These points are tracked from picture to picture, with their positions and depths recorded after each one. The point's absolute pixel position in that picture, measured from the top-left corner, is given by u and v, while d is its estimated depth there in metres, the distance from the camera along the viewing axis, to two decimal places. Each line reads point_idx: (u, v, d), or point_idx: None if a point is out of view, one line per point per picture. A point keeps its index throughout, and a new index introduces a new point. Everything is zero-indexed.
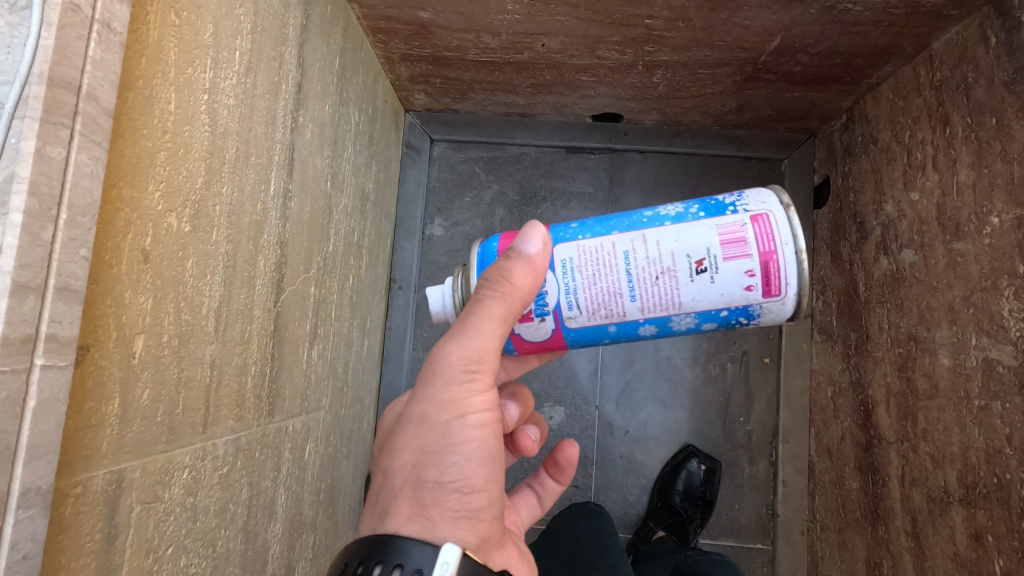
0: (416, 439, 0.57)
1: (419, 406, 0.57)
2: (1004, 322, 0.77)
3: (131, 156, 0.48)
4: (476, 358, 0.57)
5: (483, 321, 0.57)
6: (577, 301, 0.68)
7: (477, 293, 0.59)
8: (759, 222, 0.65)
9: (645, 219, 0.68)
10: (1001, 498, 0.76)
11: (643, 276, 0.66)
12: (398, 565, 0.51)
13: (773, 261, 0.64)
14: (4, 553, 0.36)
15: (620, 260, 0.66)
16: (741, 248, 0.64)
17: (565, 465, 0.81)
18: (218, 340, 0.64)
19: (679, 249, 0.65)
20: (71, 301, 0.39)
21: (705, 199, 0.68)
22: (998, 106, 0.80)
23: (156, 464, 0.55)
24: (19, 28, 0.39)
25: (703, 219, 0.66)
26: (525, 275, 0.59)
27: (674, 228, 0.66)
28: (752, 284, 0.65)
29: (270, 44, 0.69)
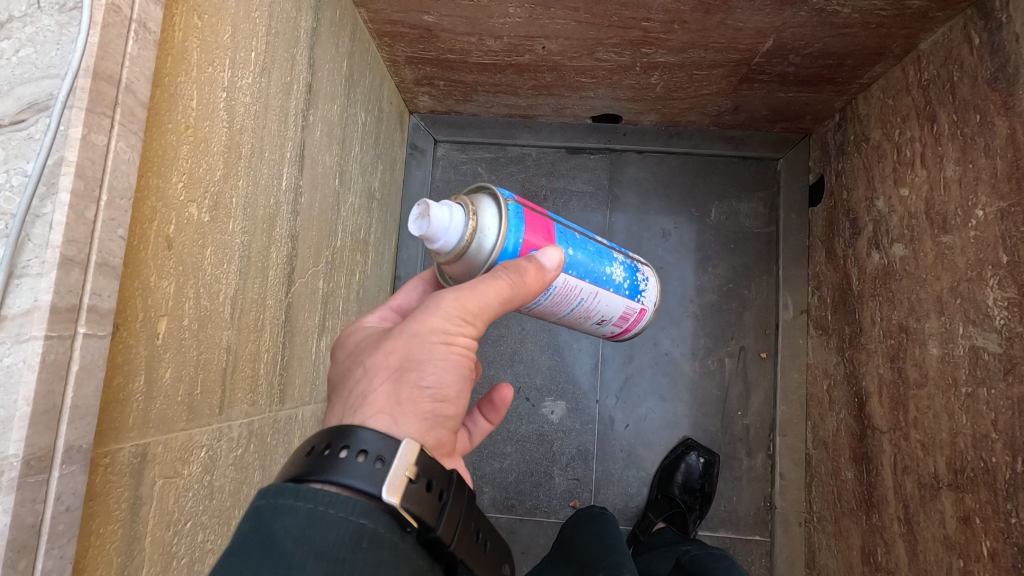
0: (399, 346, 0.54)
1: (412, 322, 0.55)
2: (989, 311, 0.80)
3: (158, 149, 0.51)
4: (477, 307, 0.56)
5: (494, 288, 0.58)
6: (532, 307, 0.75)
7: (497, 266, 0.60)
8: (640, 312, 0.88)
9: (604, 278, 0.79)
10: (988, 481, 0.78)
11: (572, 316, 0.80)
12: (362, 452, 0.47)
13: (625, 332, 0.90)
14: (50, 504, 0.40)
15: (575, 303, 0.77)
16: (621, 323, 0.87)
17: (496, 404, 0.75)
18: (234, 326, 0.67)
19: (602, 310, 0.82)
20: (110, 277, 0.44)
21: (634, 277, 0.85)
22: (982, 103, 0.83)
23: (177, 442, 0.58)
24: (68, 27, 0.44)
25: (624, 298, 0.84)
26: (536, 278, 0.62)
27: (611, 294, 0.81)
28: (604, 335, 0.90)
29: (283, 45, 0.72)
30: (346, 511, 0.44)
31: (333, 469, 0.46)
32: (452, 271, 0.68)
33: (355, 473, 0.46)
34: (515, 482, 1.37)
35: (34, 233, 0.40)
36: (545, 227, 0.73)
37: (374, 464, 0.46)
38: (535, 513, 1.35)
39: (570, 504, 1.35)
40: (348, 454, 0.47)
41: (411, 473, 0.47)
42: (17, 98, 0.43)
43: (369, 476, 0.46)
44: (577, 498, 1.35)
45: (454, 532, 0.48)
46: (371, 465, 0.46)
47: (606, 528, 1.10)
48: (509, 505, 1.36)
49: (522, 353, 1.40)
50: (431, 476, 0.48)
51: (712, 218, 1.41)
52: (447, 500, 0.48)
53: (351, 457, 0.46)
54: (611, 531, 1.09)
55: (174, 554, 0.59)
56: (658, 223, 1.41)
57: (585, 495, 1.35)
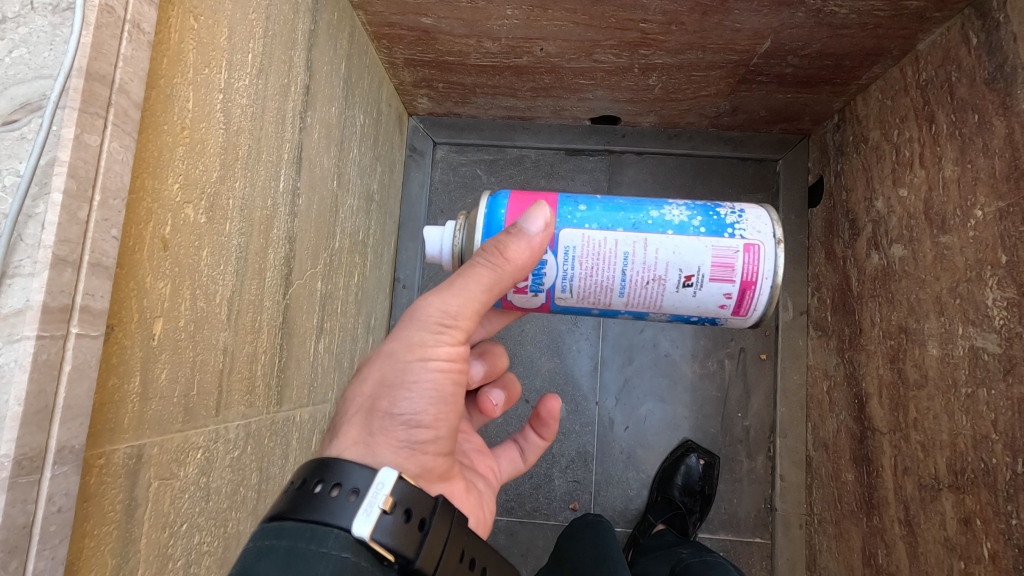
0: (379, 370, 0.58)
1: (390, 343, 0.59)
2: (989, 311, 0.79)
3: (153, 150, 0.51)
4: (452, 312, 0.59)
5: (469, 283, 0.59)
6: (571, 285, 0.73)
7: (471, 258, 0.61)
8: (751, 250, 0.71)
9: (651, 221, 0.72)
10: (988, 482, 0.78)
11: (636, 279, 0.72)
12: (336, 485, 0.49)
13: (751, 288, 0.72)
14: (41, 504, 0.40)
15: (619, 259, 0.71)
16: (728, 272, 0.71)
17: (547, 418, 0.83)
18: (231, 328, 0.67)
19: (674, 260, 0.71)
20: (103, 277, 0.43)
21: (709, 214, 0.73)
22: (980, 103, 0.83)
23: (173, 443, 0.58)
24: (61, 28, 0.44)
25: (703, 235, 0.71)
26: (520, 252, 0.62)
27: (675, 238, 0.71)
28: (726, 304, 0.73)
29: (280, 47, 0.72)
30: (326, 545, 0.46)
31: (307, 506, 0.48)
32: None
33: (331, 507, 0.48)
34: (514, 485, 1.37)
35: (27, 233, 0.41)
36: (549, 198, 0.74)
37: (349, 496, 0.48)
38: (534, 515, 1.35)
39: (569, 506, 1.35)
40: (322, 488, 0.49)
41: (386, 504, 0.48)
42: (10, 98, 0.43)
43: (345, 509, 0.48)
44: (577, 500, 1.35)
45: (438, 557, 0.49)
46: (346, 498, 0.49)
47: (600, 536, 1.11)
48: (509, 508, 1.36)
49: (522, 355, 1.40)
50: (409, 504, 0.50)
51: None
52: (428, 529, 0.49)
53: (326, 492, 0.49)
54: (608, 539, 1.10)
55: (169, 556, 0.59)
56: None
57: (585, 497, 1.35)
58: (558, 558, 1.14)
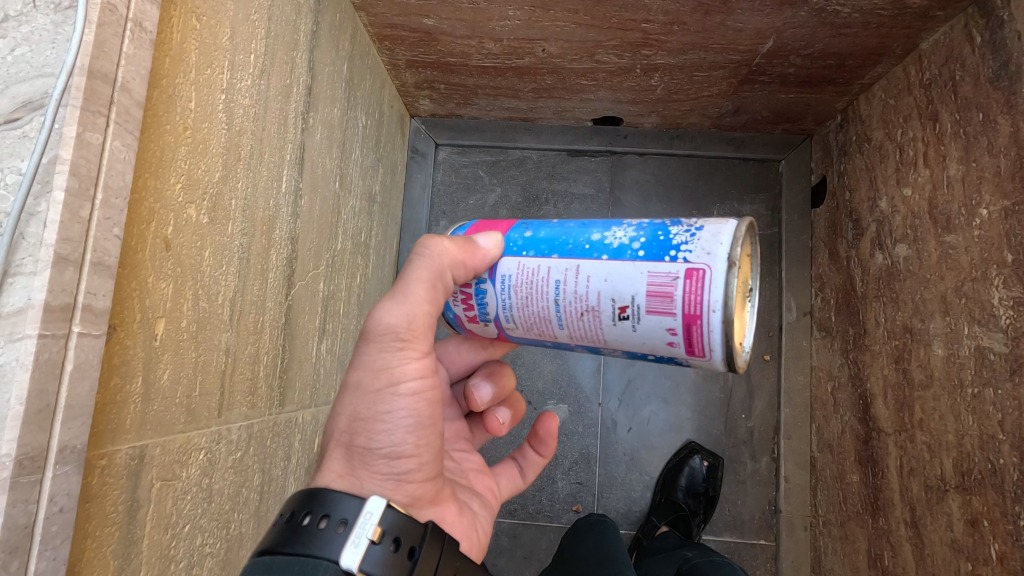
0: (350, 403, 0.57)
1: (354, 374, 0.58)
2: (994, 310, 0.79)
3: (155, 150, 0.51)
4: (408, 325, 0.57)
5: (412, 287, 0.57)
6: (511, 315, 0.65)
7: (408, 261, 0.59)
8: (693, 277, 0.56)
9: (587, 245, 0.61)
10: (995, 483, 0.77)
11: (569, 309, 0.61)
12: (325, 516, 0.50)
13: (697, 323, 0.56)
14: (43, 505, 0.40)
15: (549, 288, 0.61)
16: (666, 304, 0.57)
17: (545, 436, 0.83)
18: (233, 329, 0.66)
19: (606, 288, 0.59)
20: (105, 276, 0.43)
21: (656, 233, 0.59)
22: (985, 102, 0.83)
23: (175, 444, 0.58)
24: (63, 26, 0.44)
25: (640, 260, 0.58)
26: (455, 246, 0.60)
27: (609, 264, 0.59)
28: (674, 341, 0.58)
29: (283, 48, 0.72)
30: None
31: (297, 539, 0.48)
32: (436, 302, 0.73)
33: (321, 539, 0.48)
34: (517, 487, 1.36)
35: (29, 232, 0.41)
36: (502, 224, 0.67)
37: (337, 527, 0.49)
38: (537, 518, 1.35)
39: (572, 509, 1.34)
40: (311, 520, 0.49)
41: (375, 535, 0.49)
42: (12, 97, 0.43)
43: (335, 541, 0.48)
44: (580, 502, 1.34)
45: None
46: (335, 528, 0.49)
47: (602, 536, 1.10)
48: (512, 510, 1.35)
49: (524, 357, 1.39)
50: (398, 532, 0.50)
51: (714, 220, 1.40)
52: (418, 557, 0.50)
53: (314, 523, 0.49)
54: (613, 539, 1.09)
55: (171, 558, 0.58)
56: None
57: (588, 499, 1.34)
58: (561, 560, 1.13)
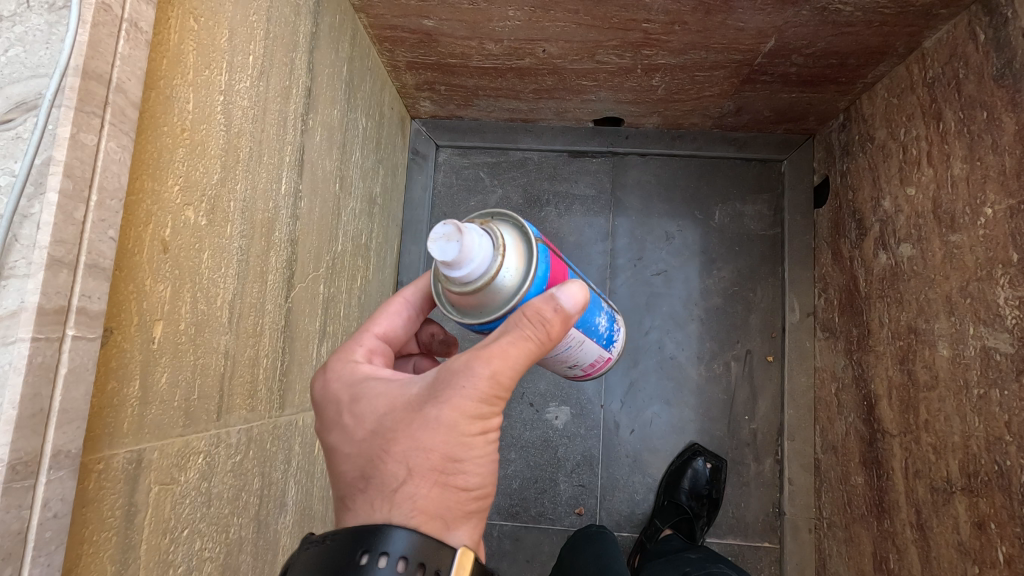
0: (441, 441, 0.50)
1: (445, 412, 0.50)
2: (1000, 310, 0.78)
3: (152, 151, 0.51)
4: (507, 382, 0.52)
5: (523, 354, 0.52)
6: None
7: (521, 322, 0.53)
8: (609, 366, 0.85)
9: (593, 328, 0.75)
10: (1002, 485, 0.76)
11: (556, 360, 0.75)
12: (420, 565, 0.46)
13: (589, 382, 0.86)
14: (36, 510, 0.39)
15: (563, 349, 0.72)
16: (592, 372, 0.83)
17: None
18: (231, 331, 0.66)
19: (582, 357, 0.77)
20: (100, 279, 0.43)
21: (612, 328, 0.80)
22: (989, 100, 0.82)
23: (174, 447, 0.57)
24: (58, 26, 0.44)
25: (605, 345, 0.79)
26: (563, 326, 0.55)
27: (592, 346, 0.77)
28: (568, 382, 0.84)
29: (282, 49, 0.72)
30: None
31: None
32: (466, 301, 0.58)
33: None
34: (519, 489, 1.35)
35: (22, 234, 0.40)
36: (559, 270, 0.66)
37: None
38: (539, 521, 1.34)
39: (575, 511, 1.33)
40: (406, 568, 0.45)
41: None
42: (7, 97, 0.43)
43: None
44: (583, 505, 1.34)
45: None
46: None
47: (603, 547, 1.10)
48: (514, 513, 1.35)
49: None
50: None
51: (716, 221, 1.40)
52: None
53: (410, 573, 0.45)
54: (612, 549, 1.09)
55: (171, 562, 0.58)
56: (661, 226, 1.41)
57: (590, 502, 1.34)
58: (560, 569, 1.13)
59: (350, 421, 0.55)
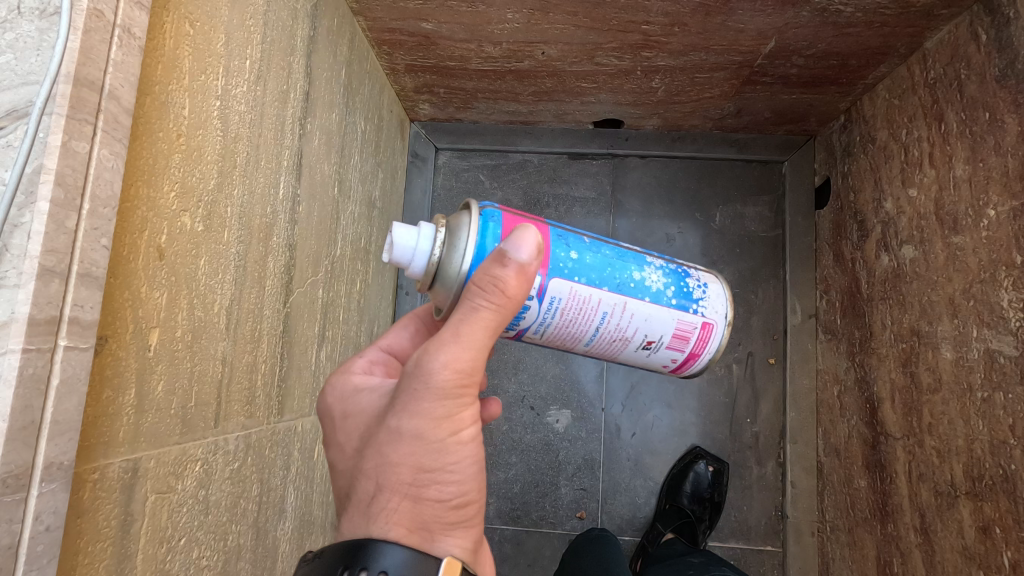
0: (405, 451, 0.50)
1: (410, 422, 0.50)
2: (1004, 313, 0.77)
3: (147, 157, 0.51)
4: (468, 365, 0.50)
5: (476, 331, 0.51)
6: (546, 327, 0.66)
7: (467, 300, 0.52)
8: (707, 328, 0.72)
9: (632, 284, 0.68)
10: (1007, 489, 0.75)
11: (605, 336, 0.69)
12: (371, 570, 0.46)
13: (694, 359, 0.74)
14: (28, 523, 0.39)
15: (597, 317, 0.66)
16: (682, 344, 0.72)
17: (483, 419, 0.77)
18: (229, 338, 0.65)
19: (644, 325, 0.69)
20: (93, 288, 0.43)
21: (680, 284, 0.71)
22: (991, 101, 0.81)
23: (170, 456, 0.57)
24: (49, 33, 0.43)
25: (673, 308, 0.70)
26: (518, 282, 0.52)
27: (650, 306, 0.68)
28: (670, 365, 0.75)
29: (279, 53, 0.71)
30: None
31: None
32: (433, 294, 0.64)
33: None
34: (521, 493, 1.35)
35: (13, 243, 0.40)
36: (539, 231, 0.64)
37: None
38: (541, 524, 1.33)
39: (576, 515, 1.33)
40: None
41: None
42: None
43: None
44: (584, 509, 1.33)
45: None
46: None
47: (603, 552, 1.09)
48: (515, 517, 1.34)
49: (526, 362, 1.38)
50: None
51: (717, 222, 1.39)
52: None
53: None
54: (613, 553, 1.09)
55: (168, 571, 0.57)
56: (662, 228, 1.40)
57: (592, 506, 1.33)
58: None
59: (335, 438, 0.57)
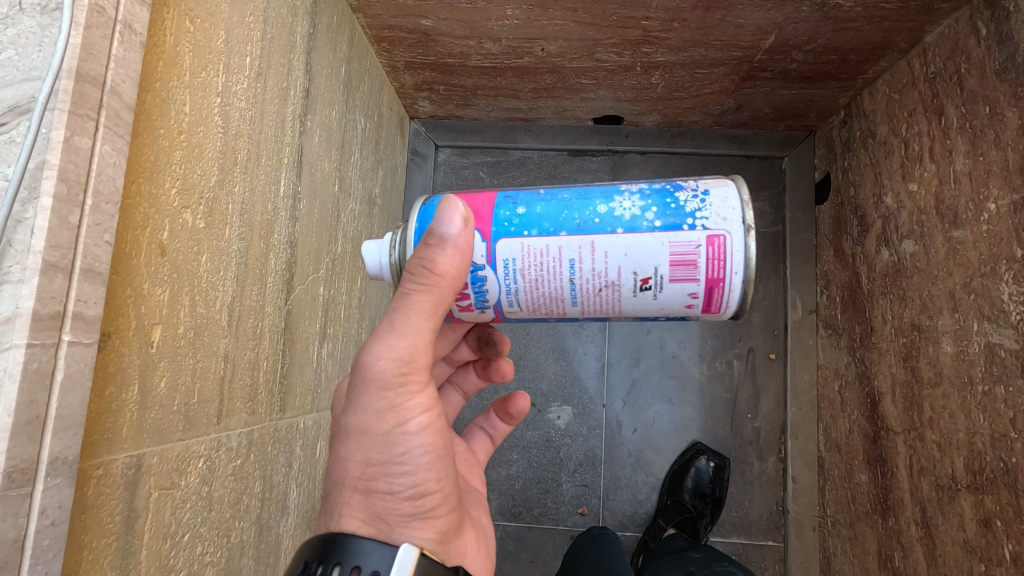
0: (357, 448, 0.55)
1: (355, 418, 0.55)
2: (1005, 306, 0.77)
3: (149, 154, 0.51)
4: (405, 354, 0.54)
5: (411, 316, 0.54)
6: (517, 297, 0.65)
7: (402, 286, 0.55)
8: (714, 243, 0.61)
9: (597, 220, 0.63)
10: (1008, 482, 0.76)
11: (588, 287, 0.64)
12: (338, 563, 0.51)
13: (718, 285, 0.63)
14: (33, 518, 0.39)
15: (564, 268, 0.63)
16: (689, 271, 0.62)
17: (515, 415, 0.86)
18: (231, 334, 0.66)
19: (628, 261, 0.62)
20: (96, 283, 0.43)
21: (665, 203, 0.63)
22: (991, 94, 0.81)
23: (174, 452, 0.57)
24: (50, 29, 0.43)
25: (658, 231, 0.62)
26: (450, 260, 0.54)
27: (626, 238, 0.62)
28: (693, 302, 0.64)
29: (279, 51, 0.71)
30: None
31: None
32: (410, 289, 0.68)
33: None
34: (522, 490, 1.35)
35: (17, 238, 0.40)
36: (486, 199, 0.66)
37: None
38: (542, 521, 1.33)
39: (577, 511, 1.33)
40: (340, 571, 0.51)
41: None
42: None
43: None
44: (586, 505, 1.33)
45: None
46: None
47: (603, 550, 1.10)
48: (517, 513, 1.34)
49: (527, 359, 1.38)
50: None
51: None
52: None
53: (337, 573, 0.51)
54: (614, 551, 1.09)
55: (171, 567, 0.57)
56: None
57: (593, 502, 1.33)
58: None
59: None
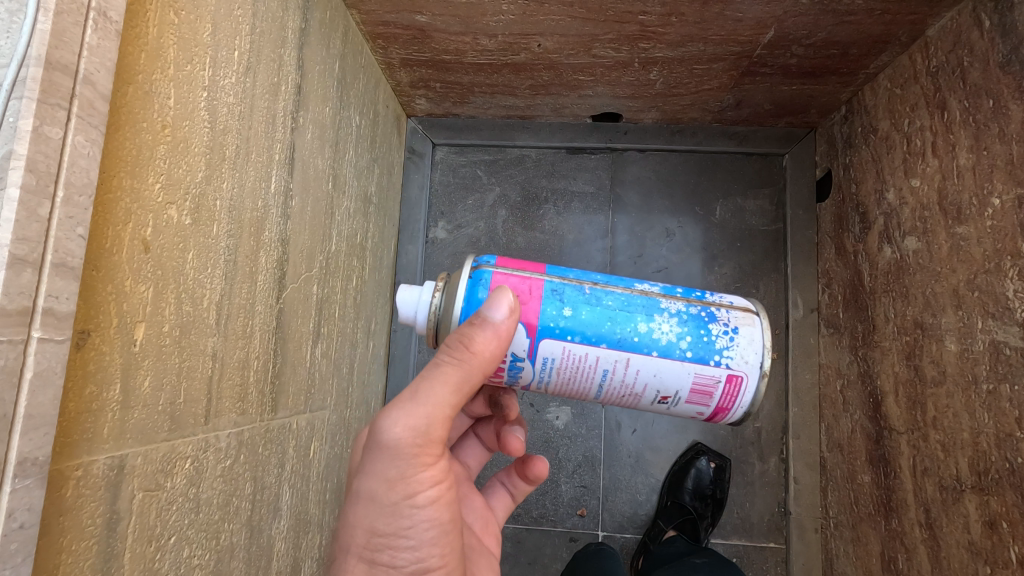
0: (365, 516, 0.55)
1: (365, 483, 0.54)
2: (1009, 303, 0.76)
3: (130, 148, 0.49)
4: (424, 427, 0.53)
5: (435, 387, 0.54)
6: (545, 384, 0.69)
7: (435, 356, 0.56)
8: (732, 382, 0.67)
9: (636, 339, 0.65)
10: (1014, 482, 0.74)
11: (612, 390, 0.68)
12: None
13: (723, 412, 0.69)
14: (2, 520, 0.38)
15: (596, 374, 0.67)
16: (704, 398, 0.68)
17: (534, 474, 0.84)
18: (220, 333, 0.64)
19: (655, 380, 0.67)
20: (69, 278, 0.42)
21: (700, 332, 0.66)
22: (994, 87, 0.80)
23: (159, 453, 0.56)
24: (18, 15, 0.42)
25: (688, 362, 0.66)
26: (486, 341, 0.56)
27: (659, 361, 0.66)
28: (697, 416, 0.71)
29: (269, 45, 0.70)
30: None
31: None
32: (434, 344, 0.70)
33: None
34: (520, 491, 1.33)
35: None
36: (534, 290, 0.66)
37: None
38: (541, 523, 1.32)
39: (576, 513, 1.32)
40: None
41: None
42: None
43: None
44: (585, 506, 1.32)
45: None
46: None
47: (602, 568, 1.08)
48: (515, 515, 1.33)
49: None
50: None
51: (717, 217, 1.38)
52: None
53: None
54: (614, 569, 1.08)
55: (156, 570, 0.56)
56: (662, 223, 1.38)
57: (592, 503, 1.32)
58: None
59: None
